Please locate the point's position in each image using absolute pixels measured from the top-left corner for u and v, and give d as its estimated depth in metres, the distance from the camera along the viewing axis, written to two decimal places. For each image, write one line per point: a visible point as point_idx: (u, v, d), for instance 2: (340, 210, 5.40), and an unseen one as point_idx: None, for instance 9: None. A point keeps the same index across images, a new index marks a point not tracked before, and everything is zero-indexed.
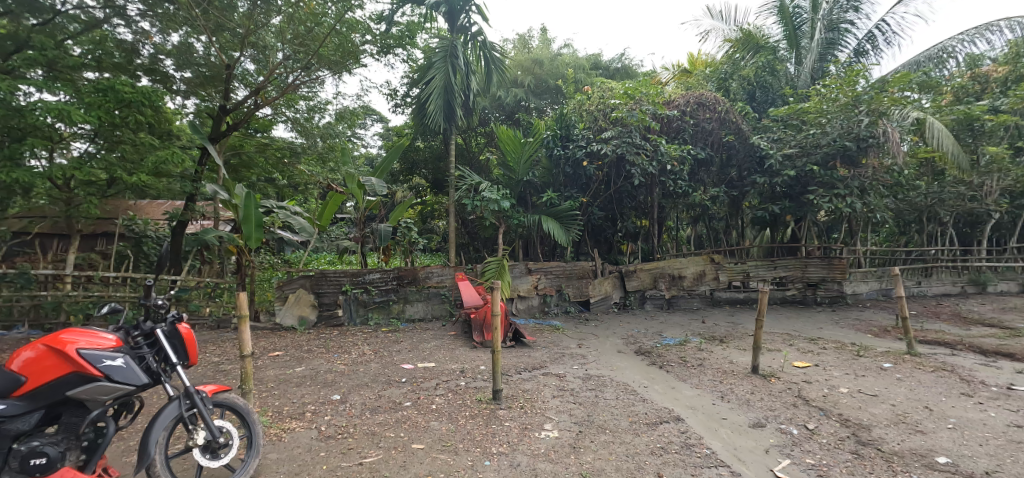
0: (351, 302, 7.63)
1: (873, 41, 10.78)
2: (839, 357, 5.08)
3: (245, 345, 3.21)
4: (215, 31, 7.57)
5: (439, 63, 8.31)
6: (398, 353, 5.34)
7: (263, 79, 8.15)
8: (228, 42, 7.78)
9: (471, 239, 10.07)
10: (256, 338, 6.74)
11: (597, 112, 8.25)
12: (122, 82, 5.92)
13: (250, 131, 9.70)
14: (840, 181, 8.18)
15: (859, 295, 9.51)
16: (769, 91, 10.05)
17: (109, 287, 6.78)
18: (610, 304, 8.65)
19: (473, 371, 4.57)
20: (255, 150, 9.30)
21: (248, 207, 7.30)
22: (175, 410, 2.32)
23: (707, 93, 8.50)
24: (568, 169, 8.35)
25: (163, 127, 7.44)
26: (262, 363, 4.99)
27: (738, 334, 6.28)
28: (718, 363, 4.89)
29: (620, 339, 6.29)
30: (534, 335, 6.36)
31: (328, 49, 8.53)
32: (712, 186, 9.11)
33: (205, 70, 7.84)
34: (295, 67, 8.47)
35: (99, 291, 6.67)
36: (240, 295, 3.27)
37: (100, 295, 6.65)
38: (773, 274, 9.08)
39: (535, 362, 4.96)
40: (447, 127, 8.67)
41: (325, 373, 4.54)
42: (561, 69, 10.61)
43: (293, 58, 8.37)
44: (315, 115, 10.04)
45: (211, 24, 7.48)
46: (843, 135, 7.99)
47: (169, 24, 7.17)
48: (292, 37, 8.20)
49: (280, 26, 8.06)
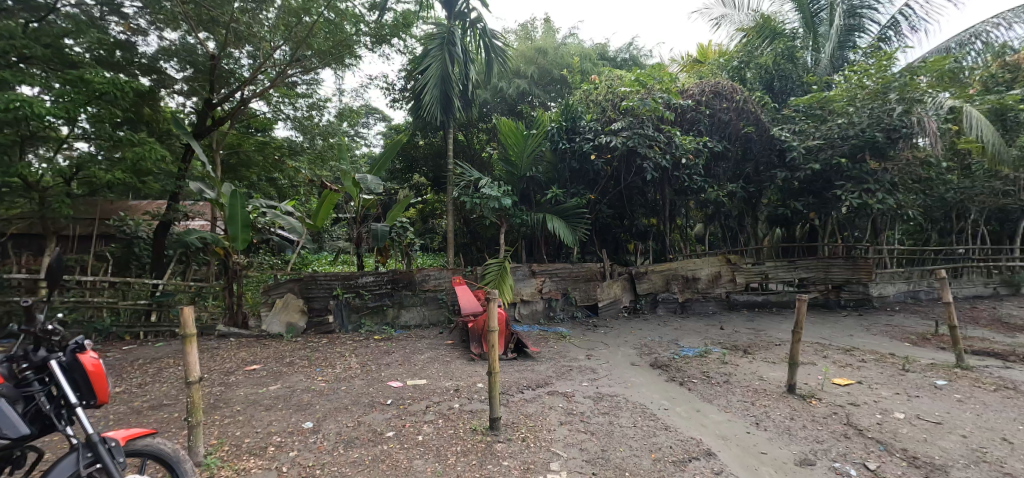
0: (342, 307, 7.12)
1: (896, 27, 10.18)
2: (882, 372, 4.51)
3: (193, 369, 2.69)
4: (209, 24, 7.21)
5: (435, 51, 7.77)
6: (387, 366, 4.80)
7: (255, 73, 7.69)
8: (223, 38, 7.35)
9: (473, 239, 9.51)
10: (238, 347, 6.22)
11: (606, 102, 7.66)
12: (92, 72, 5.43)
13: (249, 131, 9.25)
14: (870, 175, 7.57)
15: (885, 298, 8.93)
16: (788, 80, 9.45)
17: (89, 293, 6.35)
18: (619, 308, 8.09)
19: (469, 390, 4.02)
20: (253, 148, 8.79)
21: (234, 205, 6.75)
22: (69, 466, 1.79)
23: (724, 81, 7.89)
24: (575, 165, 7.74)
25: (163, 127, 7.40)
26: (234, 380, 4.47)
27: (763, 343, 5.71)
28: (747, 380, 4.31)
29: (632, 348, 5.73)
30: (539, 344, 5.80)
31: (320, 39, 8.02)
32: (729, 181, 8.52)
33: (194, 63, 7.40)
34: (292, 64, 8.10)
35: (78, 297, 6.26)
36: (185, 309, 2.74)
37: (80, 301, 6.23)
38: (794, 275, 8.50)
39: (539, 378, 4.42)
40: (446, 120, 8.15)
41: (301, 393, 4.00)
42: (566, 58, 10.02)
43: (290, 52, 7.93)
44: (315, 114, 9.62)
45: (202, 18, 7.08)
46: (873, 125, 7.36)
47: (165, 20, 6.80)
48: (284, 28, 7.68)
49: (271, 19, 7.64)
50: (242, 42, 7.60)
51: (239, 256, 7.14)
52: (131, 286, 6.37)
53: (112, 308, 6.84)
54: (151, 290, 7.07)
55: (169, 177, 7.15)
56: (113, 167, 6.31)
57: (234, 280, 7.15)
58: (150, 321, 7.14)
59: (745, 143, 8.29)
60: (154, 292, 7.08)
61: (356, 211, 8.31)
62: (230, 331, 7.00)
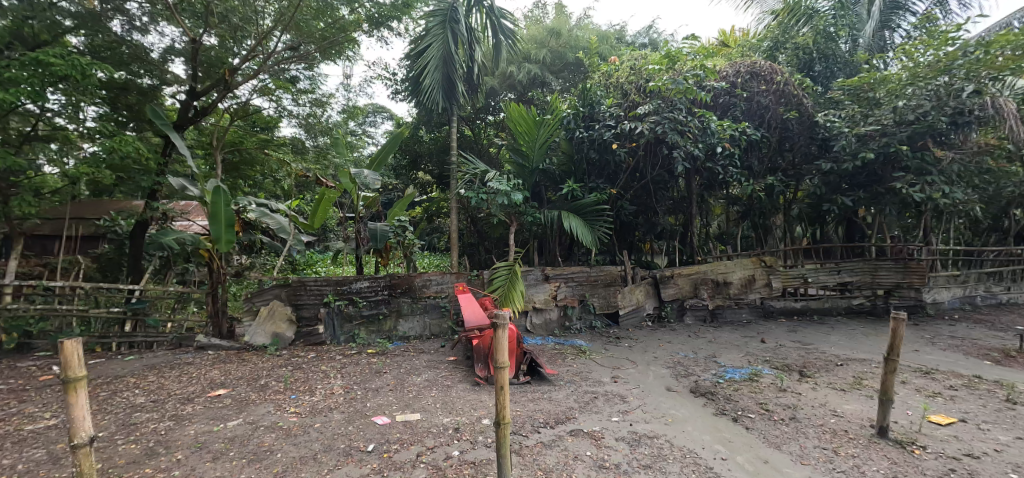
0: (334, 316, 6.35)
1: (945, 4, 9.20)
2: (985, 404, 3.70)
3: (82, 426, 1.99)
4: (203, 16, 6.53)
5: (437, 30, 6.96)
6: (375, 393, 4.00)
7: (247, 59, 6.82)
8: (221, 31, 6.69)
9: (480, 239, 8.71)
10: (213, 364, 5.45)
11: (629, 85, 6.80)
12: (50, 54, 4.96)
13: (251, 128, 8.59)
14: (934, 166, 6.68)
15: (940, 304, 8.01)
16: (830, 61, 8.46)
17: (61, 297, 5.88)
18: (643, 317, 7.25)
19: (472, 429, 3.22)
20: (255, 146, 8.07)
21: (216, 203, 6.00)
22: None
23: (761, 60, 7.04)
24: (594, 156, 6.85)
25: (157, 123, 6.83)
26: (190, 412, 3.68)
27: (821, 362, 4.86)
28: (819, 416, 3.51)
29: (666, 368, 4.90)
30: (556, 362, 4.99)
31: (320, 26, 7.35)
32: (765, 175, 7.63)
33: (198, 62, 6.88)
34: (295, 56, 7.48)
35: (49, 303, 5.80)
36: (68, 344, 1.92)
37: (53, 307, 5.80)
38: (837, 279, 7.65)
39: (560, 411, 3.62)
40: (448, 107, 7.33)
41: (262, 433, 3.20)
42: (581, 40, 9.08)
43: (294, 43, 7.36)
44: (318, 110, 8.92)
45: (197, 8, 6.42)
46: (938, 109, 6.47)
47: (171, 15, 6.34)
48: (283, 15, 6.92)
49: (266, 6, 6.96)
50: (239, 33, 6.86)
51: (223, 258, 6.39)
52: (107, 290, 5.90)
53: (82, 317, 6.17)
54: (126, 297, 6.38)
55: (146, 175, 6.37)
56: (91, 164, 5.72)
57: (218, 285, 6.41)
58: (124, 331, 6.36)
59: (783, 131, 7.41)
60: (129, 300, 6.40)
61: (355, 210, 7.45)
62: (209, 343, 6.25)
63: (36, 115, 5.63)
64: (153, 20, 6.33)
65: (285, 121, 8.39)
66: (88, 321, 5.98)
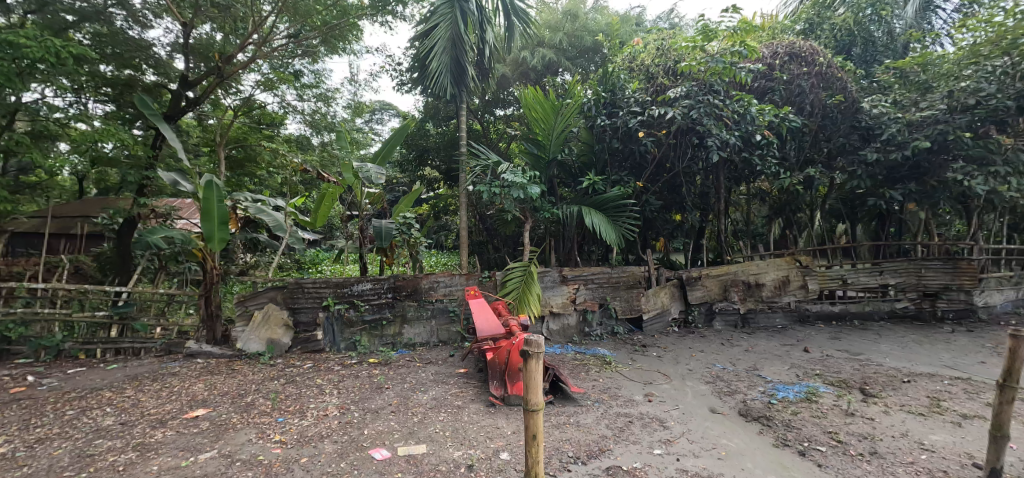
0: (334, 322, 5.83)
1: None
2: None
3: None
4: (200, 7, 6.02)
5: (444, 9, 6.41)
6: (376, 416, 3.46)
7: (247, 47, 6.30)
8: (219, 19, 6.16)
9: (489, 237, 8.16)
10: (200, 375, 4.94)
11: (655, 67, 6.27)
12: (20, 34, 4.38)
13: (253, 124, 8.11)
14: (996, 154, 6.01)
15: (993, 308, 7.32)
16: (872, 43, 7.75)
17: (49, 298, 5.60)
18: (667, 322, 6.65)
19: (490, 468, 2.68)
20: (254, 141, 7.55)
21: (209, 198, 5.47)
22: None
23: (800, 41, 6.47)
24: (618, 145, 6.26)
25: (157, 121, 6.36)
26: (158, 440, 3.16)
27: (883, 378, 4.26)
28: (903, 449, 2.93)
29: (705, 383, 4.32)
30: (580, 376, 4.43)
31: (324, 13, 6.78)
32: (802, 167, 6.99)
33: (197, 54, 6.38)
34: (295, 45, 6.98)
35: (36, 303, 5.53)
36: None
37: (40, 311, 5.52)
38: (880, 281, 7.00)
39: (591, 441, 3.06)
40: (458, 93, 6.78)
41: (237, 471, 2.69)
42: (598, 24, 8.48)
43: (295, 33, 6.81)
44: (322, 105, 8.39)
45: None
46: (1004, 92, 5.79)
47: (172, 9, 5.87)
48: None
49: None
50: (238, 24, 6.36)
51: (216, 258, 5.83)
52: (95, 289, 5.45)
53: (65, 322, 5.71)
54: (112, 300, 5.87)
55: (134, 170, 5.83)
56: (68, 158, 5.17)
57: (211, 290, 5.86)
58: (109, 337, 5.81)
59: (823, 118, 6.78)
60: (117, 302, 5.89)
61: (358, 207, 6.92)
62: (199, 350, 5.66)
63: (17, 104, 5.14)
64: (157, 16, 5.86)
65: (289, 116, 7.91)
66: (76, 323, 5.60)
